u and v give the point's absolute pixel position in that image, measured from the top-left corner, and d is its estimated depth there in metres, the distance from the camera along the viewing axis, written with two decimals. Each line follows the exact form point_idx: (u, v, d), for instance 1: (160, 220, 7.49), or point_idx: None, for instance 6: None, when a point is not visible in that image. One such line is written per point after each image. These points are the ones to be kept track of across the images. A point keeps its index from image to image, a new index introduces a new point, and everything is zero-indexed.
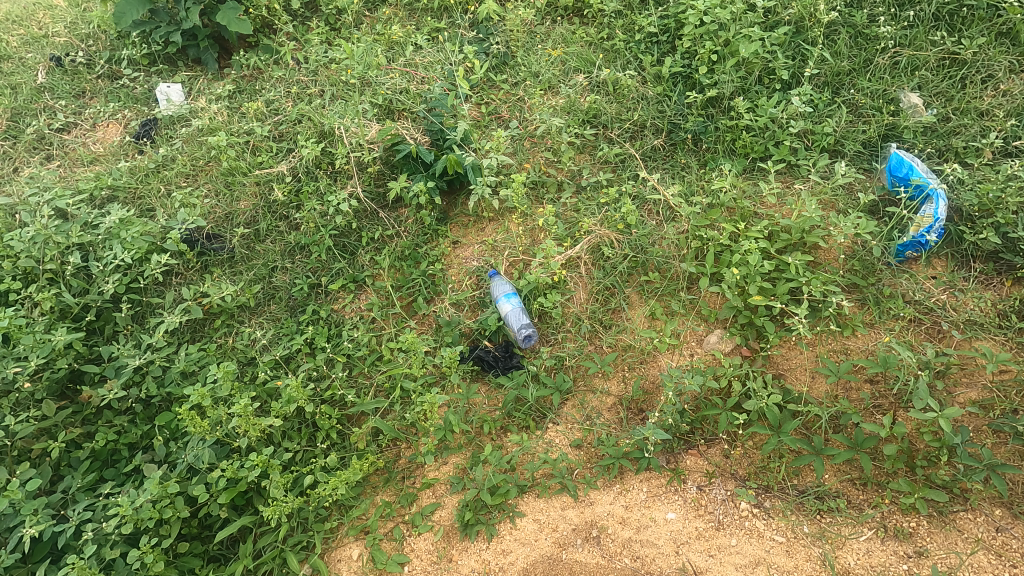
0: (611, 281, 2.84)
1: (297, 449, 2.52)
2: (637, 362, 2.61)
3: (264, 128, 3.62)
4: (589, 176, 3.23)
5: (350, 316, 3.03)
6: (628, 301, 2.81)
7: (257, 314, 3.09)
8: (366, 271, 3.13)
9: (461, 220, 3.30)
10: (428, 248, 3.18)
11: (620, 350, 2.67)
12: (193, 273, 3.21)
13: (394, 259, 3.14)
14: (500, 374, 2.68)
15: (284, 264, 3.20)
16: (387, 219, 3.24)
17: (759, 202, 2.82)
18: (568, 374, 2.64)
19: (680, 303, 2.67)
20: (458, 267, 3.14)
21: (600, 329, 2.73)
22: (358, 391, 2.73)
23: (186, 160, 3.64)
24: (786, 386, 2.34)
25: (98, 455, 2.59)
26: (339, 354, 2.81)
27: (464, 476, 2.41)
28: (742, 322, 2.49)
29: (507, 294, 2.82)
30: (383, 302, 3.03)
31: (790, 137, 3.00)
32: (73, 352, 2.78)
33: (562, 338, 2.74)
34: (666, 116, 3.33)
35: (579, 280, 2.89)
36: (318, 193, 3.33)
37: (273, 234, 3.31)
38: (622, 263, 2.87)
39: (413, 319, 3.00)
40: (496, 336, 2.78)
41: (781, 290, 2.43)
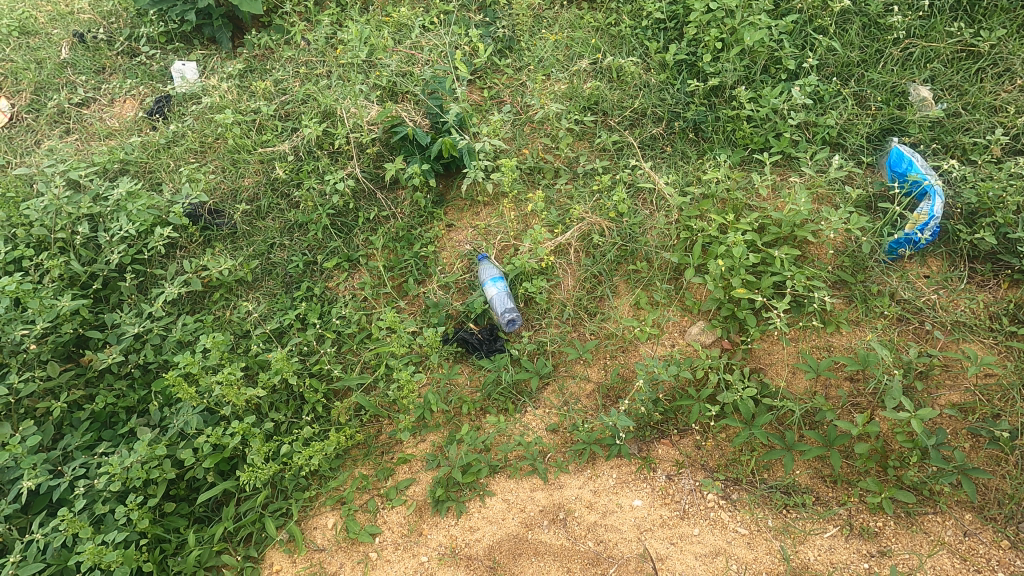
0: (598, 269, 2.84)
1: (282, 419, 2.61)
2: (618, 351, 2.63)
3: (271, 107, 3.69)
4: (585, 163, 3.23)
5: (343, 294, 3.10)
6: (615, 289, 2.81)
7: (254, 288, 3.18)
8: (361, 250, 3.19)
9: (457, 204, 3.33)
10: (423, 230, 3.22)
11: (602, 337, 2.68)
12: (196, 247, 3.32)
13: (389, 240, 3.20)
14: (483, 356, 2.73)
15: (282, 240, 3.27)
16: (384, 200, 3.29)
17: (752, 194, 2.78)
18: (549, 359, 2.67)
19: (664, 294, 2.67)
20: (450, 250, 3.18)
21: (584, 316, 2.75)
22: (345, 367, 2.81)
23: (195, 137, 3.74)
24: (763, 380, 2.32)
25: (98, 417, 2.73)
26: (330, 331, 2.90)
27: (439, 453, 2.47)
28: (725, 314, 2.47)
29: (494, 278, 2.84)
30: (375, 282, 3.09)
31: (790, 129, 2.94)
32: (79, 317, 2.91)
33: (546, 323, 2.76)
34: (667, 104, 3.29)
35: (567, 266, 2.90)
36: (318, 172, 3.39)
37: (274, 211, 3.39)
38: (610, 251, 2.87)
39: (403, 299, 3.06)
40: (482, 319, 2.82)
41: (764, 283, 2.40)
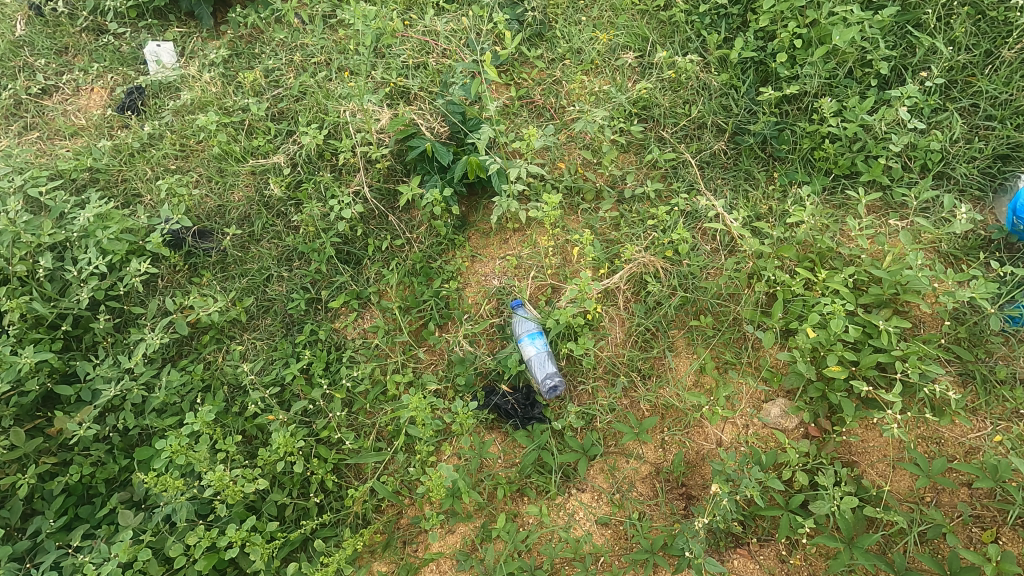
0: (654, 322, 2.42)
1: (287, 503, 2.27)
2: (679, 427, 2.25)
3: (261, 105, 3.15)
4: (634, 185, 2.76)
5: (353, 339, 2.69)
6: (673, 346, 2.39)
7: (249, 329, 2.77)
8: (371, 287, 2.75)
9: (482, 229, 2.87)
10: (443, 261, 2.79)
11: (660, 408, 2.30)
12: (180, 277, 2.87)
13: (404, 274, 2.76)
14: (519, 425, 2.36)
15: (280, 272, 2.83)
16: (397, 224, 2.83)
17: (841, 236, 2.33)
18: (597, 435, 2.29)
19: (735, 358, 2.26)
20: (476, 286, 2.76)
21: (638, 381, 2.35)
22: (358, 434, 2.45)
23: (174, 140, 3.21)
24: (861, 481, 1.95)
25: (73, 490, 2.36)
26: (341, 388, 2.51)
27: (472, 552, 2.14)
28: (813, 395, 2.07)
29: (531, 334, 2.43)
30: (390, 326, 2.68)
31: (885, 153, 2.46)
32: (45, 369, 2.48)
33: (592, 388, 2.37)
34: (732, 114, 2.78)
35: (616, 316, 2.48)
36: (319, 190, 2.90)
37: (269, 234, 2.93)
38: (668, 300, 2.44)
39: (422, 347, 2.65)
40: (517, 380, 2.42)
41: (865, 363, 1.99)
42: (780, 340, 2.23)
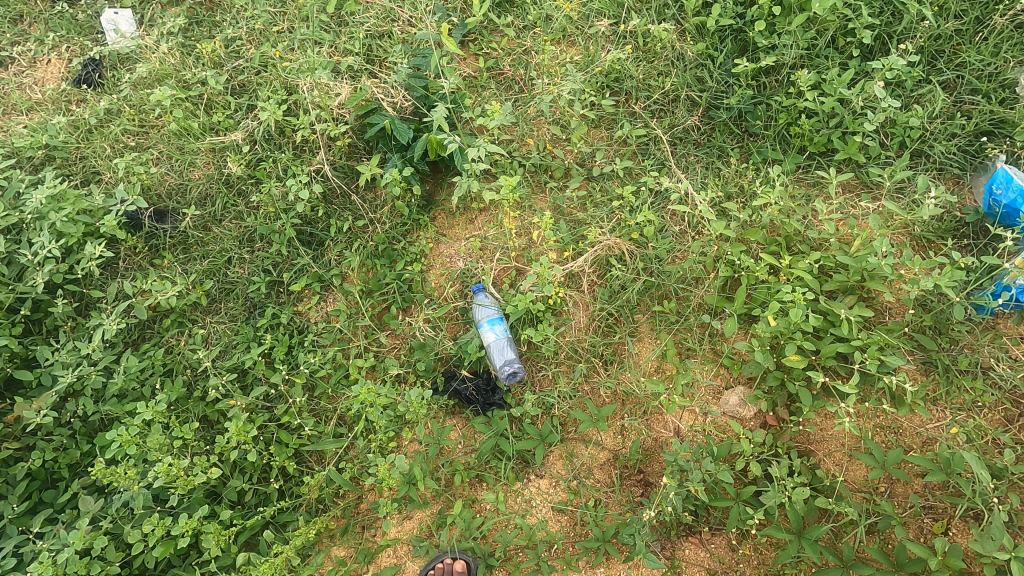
0: (618, 307, 2.37)
1: (246, 489, 2.27)
2: (639, 414, 2.22)
3: (219, 78, 3.03)
4: (603, 162, 2.66)
5: (315, 322, 2.66)
6: (636, 332, 2.35)
7: (211, 313, 2.73)
8: (333, 269, 2.70)
9: (448, 209, 2.80)
10: (407, 242, 2.72)
11: (620, 395, 2.27)
12: (141, 259, 2.81)
13: (367, 256, 2.70)
14: (479, 412, 2.33)
15: (241, 254, 2.78)
16: (360, 204, 2.76)
17: (810, 217, 2.25)
18: (556, 421, 2.27)
19: (696, 345, 2.22)
20: (441, 268, 2.70)
21: (599, 367, 2.31)
22: (319, 420, 2.43)
23: (131, 115, 3.10)
24: (815, 471, 1.93)
25: (37, 475, 2.35)
26: (301, 373, 2.48)
27: (428, 538, 2.16)
28: (772, 384, 2.02)
29: (491, 319, 2.39)
30: (352, 309, 2.63)
31: (862, 130, 2.35)
32: (4, 355, 2.45)
33: (553, 375, 2.34)
34: (706, 87, 2.66)
35: (579, 300, 2.43)
36: (279, 168, 2.82)
37: (231, 215, 2.85)
38: (631, 284, 2.38)
39: (384, 332, 2.61)
40: (477, 365, 2.39)
41: (824, 352, 1.94)
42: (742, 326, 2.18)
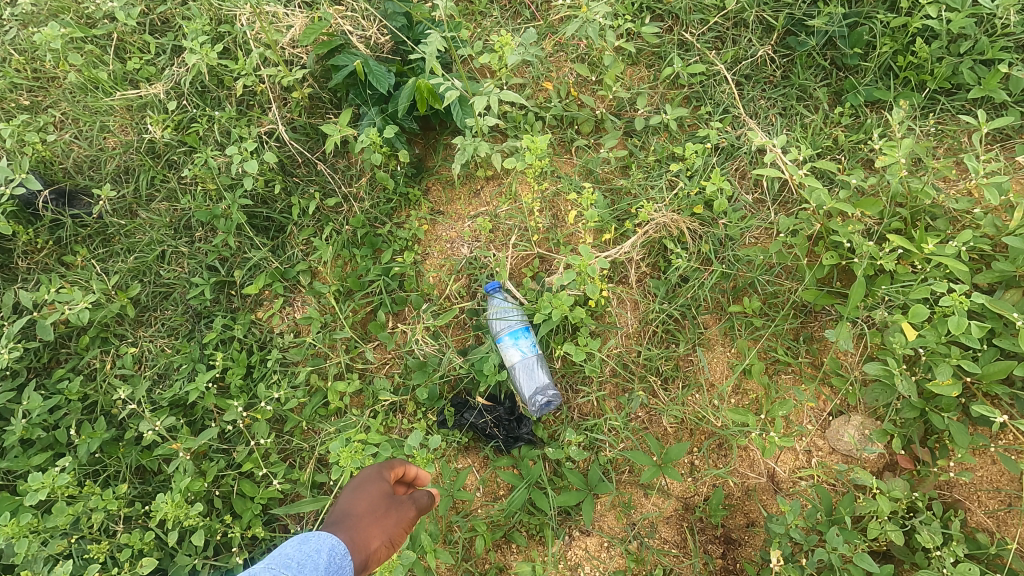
0: (680, 307, 1.80)
1: (202, 565, 1.73)
2: (716, 450, 1.69)
3: (130, 10, 2.27)
4: (647, 111, 2.02)
5: (280, 334, 2.06)
6: (705, 340, 1.79)
7: (144, 325, 2.10)
8: (300, 264, 2.08)
9: (443, 180, 2.16)
10: (394, 225, 2.11)
11: (688, 425, 1.73)
12: (45, 258, 2.13)
13: (343, 245, 2.07)
14: (502, 450, 1.80)
15: (177, 247, 2.13)
16: (329, 175, 2.11)
17: (941, 181, 1.67)
18: (606, 462, 1.72)
19: (791, 359, 1.68)
20: (440, 257, 2.11)
21: (658, 388, 1.76)
22: (293, 465, 1.91)
23: (18, 63, 2.34)
24: (971, 534, 1.43)
25: None
26: (265, 407, 1.90)
27: None
28: (908, 416, 1.48)
29: (513, 331, 1.79)
30: (327, 316, 2.04)
31: (1005, 57, 1.74)
32: None
33: (596, 399, 1.79)
34: (783, 4, 1.99)
35: (626, 298, 1.85)
36: (219, 131, 2.13)
37: (160, 194, 2.18)
38: (697, 276, 1.80)
39: (371, 344, 2.03)
40: (496, 389, 1.83)
41: (992, 376, 1.39)
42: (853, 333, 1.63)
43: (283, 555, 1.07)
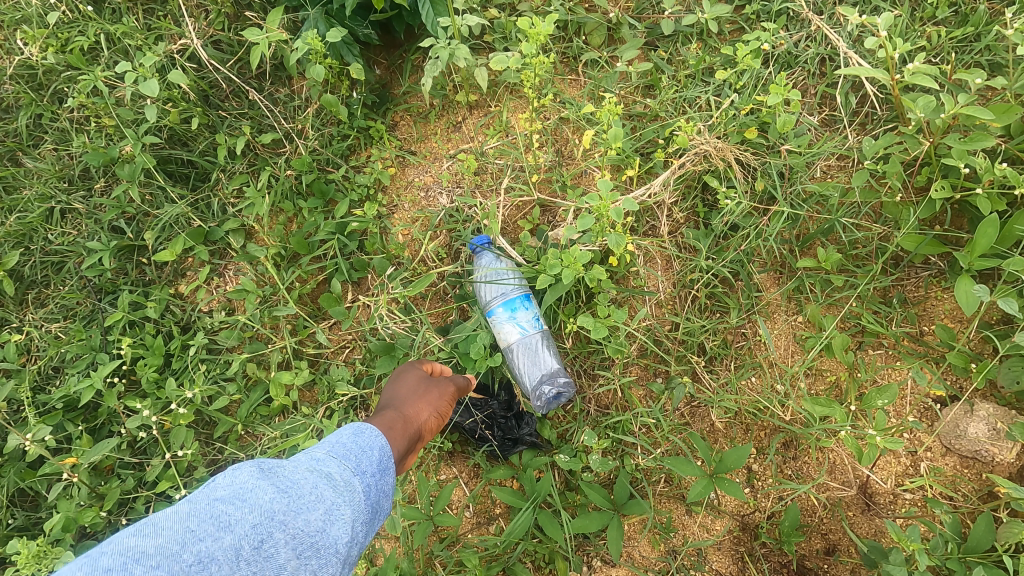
0: (729, 265, 1.35)
1: None
2: (783, 453, 1.27)
3: None
4: (676, 11, 1.54)
5: (208, 314, 1.59)
6: (764, 307, 1.35)
7: (28, 307, 1.61)
8: (230, 223, 1.60)
9: (415, 111, 1.69)
10: (352, 170, 1.64)
11: (744, 419, 1.30)
12: None
13: (285, 196, 1.60)
14: (498, 456, 1.37)
15: (68, 203, 1.63)
16: (265, 107, 1.62)
17: None
18: (635, 471, 1.30)
19: (883, 329, 1.25)
20: (411, 209, 1.64)
21: (701, 371, 1.34)
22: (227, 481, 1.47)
23: None
24: None
25: None
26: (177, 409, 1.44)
27: None
28: None
29: (510, 302, 1.34)
30: (268, 289, 1.57)
31: None
32: None
33: (620, 387, 1.36)
34: None
35: (655, 255, 1.42)
36: (116, 50, 1.62)
37: (43, 136, 1.66)
38: (752, 223, 1.35)
39: (325, 322, 1.57)
40: (488, 377, 1.39)
41: None
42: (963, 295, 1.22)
43: (342, 442, 0.75)
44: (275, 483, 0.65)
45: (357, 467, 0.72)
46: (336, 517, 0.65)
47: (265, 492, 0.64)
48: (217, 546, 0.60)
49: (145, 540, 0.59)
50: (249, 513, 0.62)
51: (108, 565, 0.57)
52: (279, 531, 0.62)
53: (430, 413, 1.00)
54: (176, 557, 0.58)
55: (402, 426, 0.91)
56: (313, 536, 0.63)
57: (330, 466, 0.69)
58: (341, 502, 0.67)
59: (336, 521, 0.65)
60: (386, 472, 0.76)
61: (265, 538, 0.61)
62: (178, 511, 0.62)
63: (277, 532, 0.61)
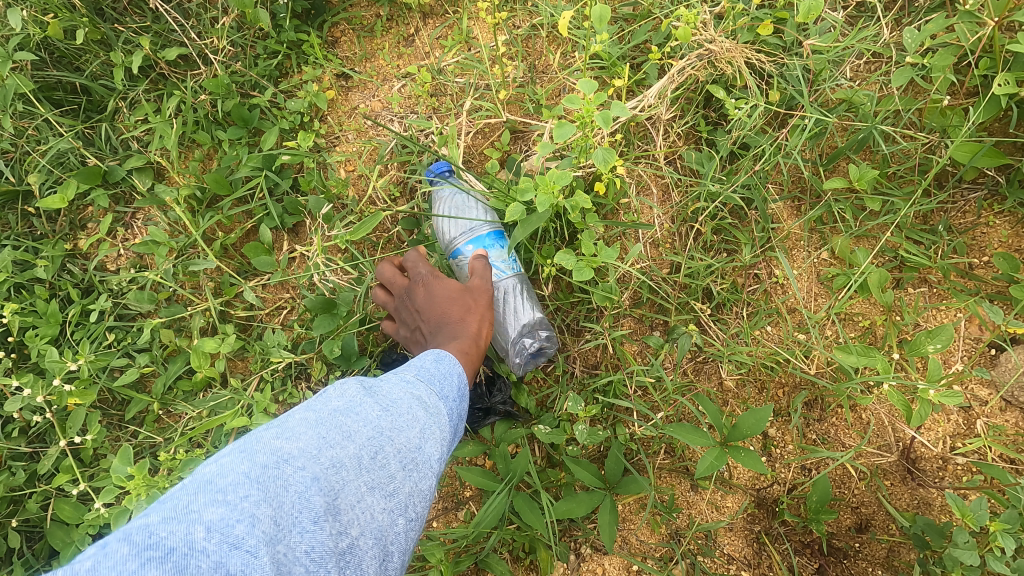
0: (740, 190, 1.11)
1: None
2: (808, 414, 1.06)
3: None
4: None
5: (114, 273, 1.31)
6: (783, 242, 1.12)
7: None
8: (135, 161, 1.31)
9: (357, 22, 1.39)
10: (283, 95, 1.35)
11: (760, 375, 1.09)
12: None
13: (201, 126, 1.32)
14: (468, 429, 1.14)
15: None
16: (171, 17, 1.31)
17: None
18: (632, 441, 1.08)
19: (927, 262, 1.03)
20: (356, 140, 1.36)
21: (707, 321, 1.11)
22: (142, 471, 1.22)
23: None
24: None
25: None
26: (61, 387, 1.16)
27: None
28: None
29: (477, 239, 1.09)
30: (186, 240, 1.30)
31: None
32: None
33: (612, 342, 1.13)
34: None
35: (651, 181, 1.17)
36: None
37: None
38: (770, 139, 1.11)
39: (257, 278, 1.31)
40: None
41: None
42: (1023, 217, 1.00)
43: (422, 371, 0.81)
44: (377, 402, 0.71)
45: (440, 394, 0.78)
46: (428, 437, 0.72)
47: (371, 409, 0.69)
48: (344, 453, 0.63)
49: (285, 443, 0.60)
50: (365, 427, 0.66)
51: (261, 464, 0.57)
52: (390, 444, 0.67)
53: (487, 324, 0.98)
54: (316, 459, 0.60)
55: (474, 349, 0.93)
56: (414, 452, 0.69)
57: (424, 388, 0.76)
58: (432, 423, 0.73)
59: (428, 439, 0.71)
60: (464, 398, 0.83)
61: (378, 449, 0.65)
62: (298, 423, 0.64)
63: (386, 445, 0.67)
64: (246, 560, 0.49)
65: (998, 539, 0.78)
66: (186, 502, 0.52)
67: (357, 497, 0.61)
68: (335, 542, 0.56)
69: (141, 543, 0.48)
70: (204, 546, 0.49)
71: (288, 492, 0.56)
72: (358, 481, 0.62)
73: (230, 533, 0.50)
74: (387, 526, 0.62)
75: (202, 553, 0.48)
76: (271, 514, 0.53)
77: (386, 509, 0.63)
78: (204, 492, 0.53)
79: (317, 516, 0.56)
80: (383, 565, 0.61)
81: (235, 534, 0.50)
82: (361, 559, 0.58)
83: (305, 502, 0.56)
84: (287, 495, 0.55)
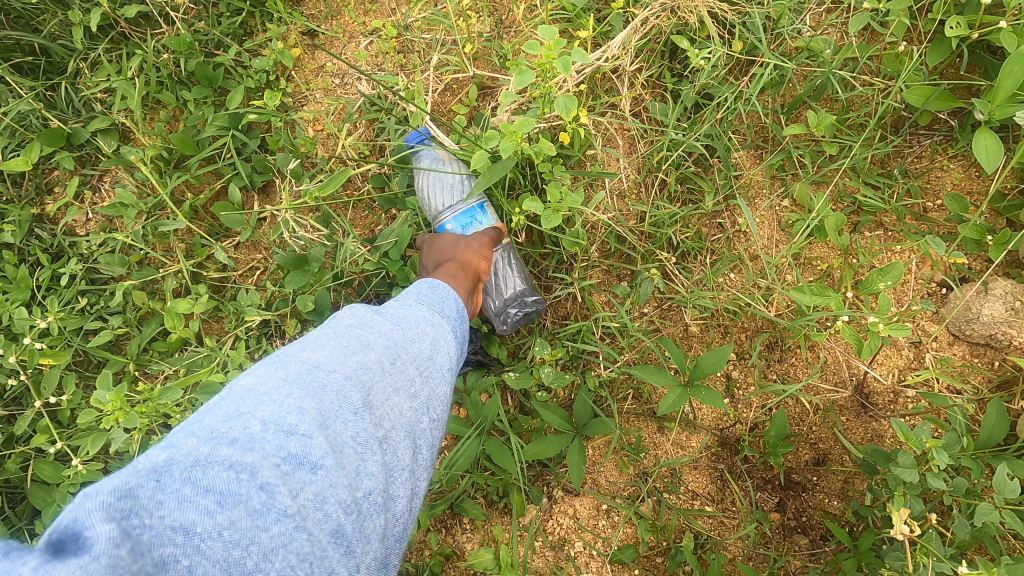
0: (702, 139, 1.13)
1: None
2: (767, 356, 1.09)
3: None
4: None
5: (83, 237, 1.30)
6: (745, 190, 1.14)
7: None
8: (99, 123, 1.29)
9: None
10: (248, 55, 1.34)
11: (722, 319, 1.12)
12: None
13: (166, 87, 1.30)
14: None
15: None
16: None
17: None
18: (599, 385, 1.12)
19: (883, 205, 1.06)
20: (324, 98, 1.35)
21: (672, 268, 1.13)
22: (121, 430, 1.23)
23: None
24: None
25: None
26: (32, 346, 1.17)
27: None
28: None
29: (465, 210, 1.12)
30: (154, 202, 1.29)
31: None
32: None
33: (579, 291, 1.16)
34: None
35: (616, 134, 1.18)
36: None
37: None
38: (733, 87, 1.12)
39: (228, 239, 1.31)
40: None
41: None
42: (974, 159, 1.03)
43: (422, 293, 0.83)
44: (387, 318, 0.74)
45: (443, 311, 0.81)
46: (439, 348, 0.76)
47: (383, 324, 0.72)
48: (366, 358, 0.66)
49: (311, 353, 0.64)
50: (381, 337, 0.70)
51: (296, 371, 0.61)
52: (406, 352, 0.70)
53: (481, 256, 1.02)
54: (343, 363, 0.64)
55: (463, 276, 0.96)
56: (429, 359, 0.73)
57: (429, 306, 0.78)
58: (441, 336, 0.77)
59: (441, 349, 0.75)
60: (465, 320, 0.85)
61: (397, 356, 0.69)
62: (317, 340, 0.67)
63: (403, 353, 0.70)
64: (304, 442, 0.55)
65: (934, 456, 0.82)
66: (230, 406, 0.57)
67: (386, 395, 0.65)
68: (372, 431, 0.61)
69: (206, 435, 0.53)
70: (262, 436, 0.54)
71: (324, 392, 0.60)
72: (385, 381, 0.66)
73: (284, 422, 0.56)
74: (416, 422, 0.67)
75: (262, 440, 0.54)
76: (313, 407, 0.58)
77: (412, 407, 0.67)
78: (248, 397, 0.57)
79: (355, 408, 0.61)
80: (417, 454, 0.66)
81: (289, 422, 0.56)
82: (397, 447, 0.64)
83: (342, 396, 0.61)
84: (325, 393, 0.60)
